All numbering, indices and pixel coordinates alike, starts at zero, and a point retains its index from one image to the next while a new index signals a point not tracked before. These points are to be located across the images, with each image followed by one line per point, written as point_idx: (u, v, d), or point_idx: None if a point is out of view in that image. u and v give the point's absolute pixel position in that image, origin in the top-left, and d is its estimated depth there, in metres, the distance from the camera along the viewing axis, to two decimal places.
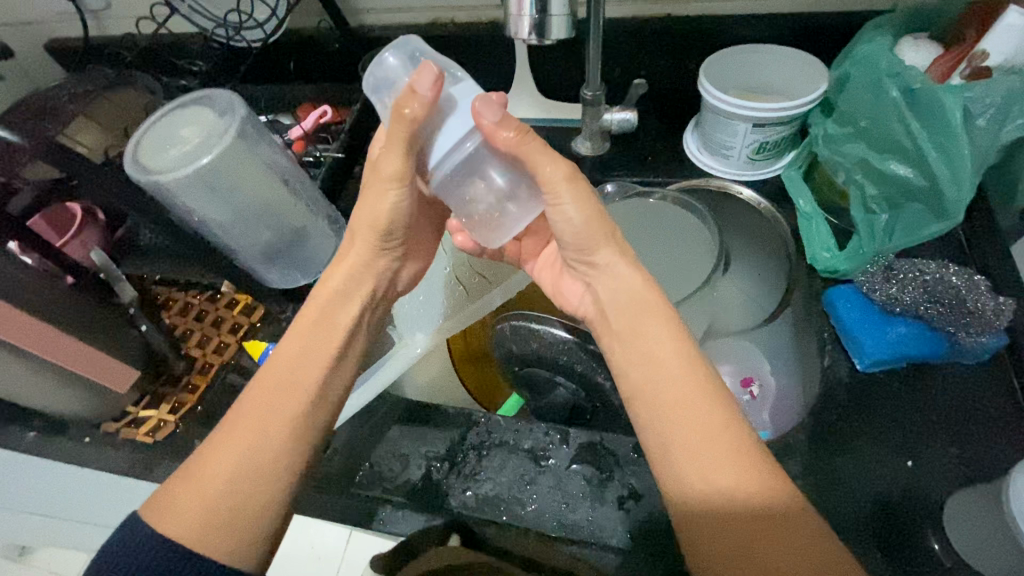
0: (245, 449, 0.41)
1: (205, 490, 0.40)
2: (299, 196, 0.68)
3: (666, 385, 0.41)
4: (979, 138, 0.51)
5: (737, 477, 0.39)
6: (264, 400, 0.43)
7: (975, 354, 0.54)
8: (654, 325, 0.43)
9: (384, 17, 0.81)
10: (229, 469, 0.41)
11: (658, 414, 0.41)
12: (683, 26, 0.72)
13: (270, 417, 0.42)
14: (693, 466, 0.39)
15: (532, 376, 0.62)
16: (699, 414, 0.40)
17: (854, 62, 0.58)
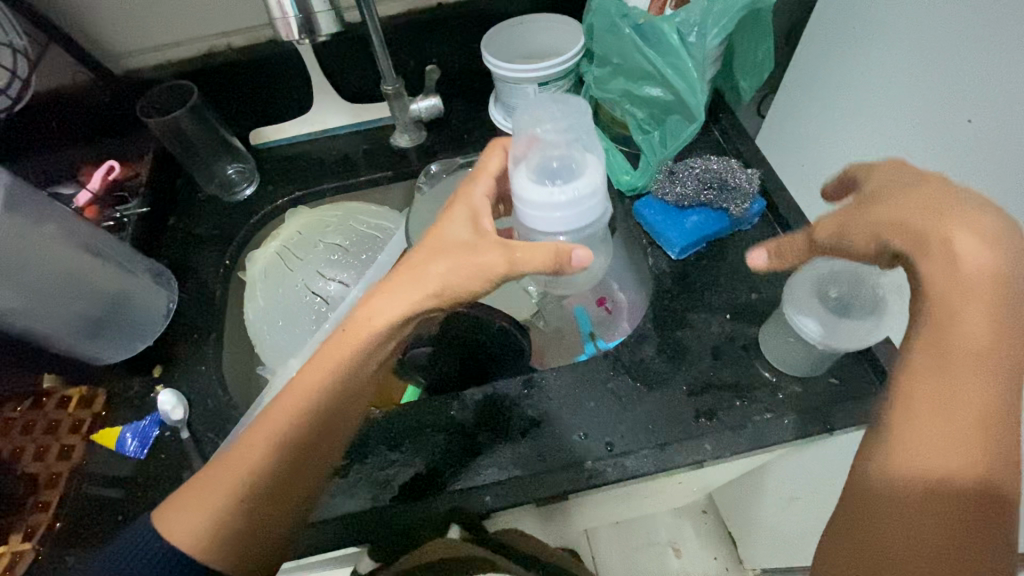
0: (260, 484, 0.44)
1: (215, 508, 0.44)
2: (108, 259, 0.63)
3: (956, 377, 0.37)
4: (696, 52, 0.63)
5: (966, 477, 0.36)
6: (275, 429, 0.44)
7: (746, 218, 0.68)
8: (964, 313, 0.37)
9: (152, 58, 0.76)
10: (230, 495, 0.44)
11: (924, 387, 0.38)
12: (452, 12, 0.78)
13: (284, 455, 0.44)
14: (926, 448, 0.37)
15: (417, 361, 0.67)
16: (966, 389, 0.37)
17: (592, 13, 0.68)
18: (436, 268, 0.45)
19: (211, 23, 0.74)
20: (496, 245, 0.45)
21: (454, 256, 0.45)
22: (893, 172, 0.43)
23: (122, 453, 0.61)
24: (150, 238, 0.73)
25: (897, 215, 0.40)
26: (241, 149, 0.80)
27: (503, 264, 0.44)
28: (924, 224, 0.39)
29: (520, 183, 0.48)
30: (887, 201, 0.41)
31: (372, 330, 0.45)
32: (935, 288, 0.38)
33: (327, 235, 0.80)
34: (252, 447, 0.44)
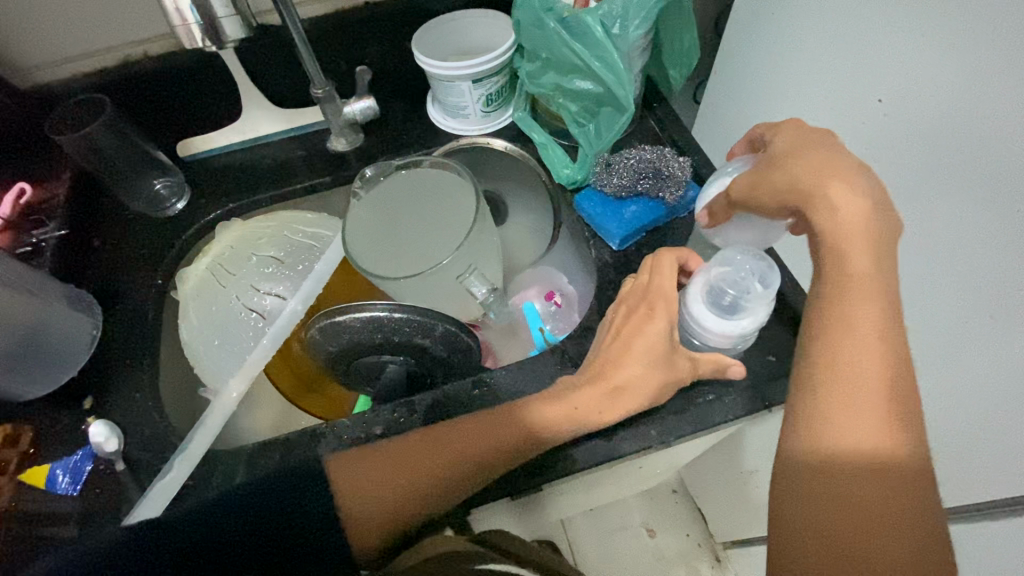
0: (429, 477, 0.53)
1: (391, 481, 0.53)
2: (20, 292, 0.59)
3: (857, 319, 0.44)
4: (621, 43, 0.63)
5: (877, 449, 0.41)
6: (466, 440, 0.54)
7: (683, 205, 0.69)
8: (849, 256, 0.45)
9: (60, 71, 0.72)
10: (399, 484, 0.53)
11: (831, 354, 0.44)
12: (379, 10, 0.77)
13: (462, 470, 0.53)
14: (844, 426, 0.42)
15: (365, 364, 0.64)
16: (872, 362, 0.43)
17: (517, 8, 0.67)
18: (626, 364, 0.53)
19: (121, 31, 0.70)
20: (688, 360, 0.54)
21: (643, 365, 0.53)
22: (795, 133, 0.50)
23: (54, 491, 0.58)
24: (72, 261, 0.69)
25: (792, 176, 0.47)
26: (167, 163, 0.76)
27: (687, 368, 0.54)
28: (809, 185, 0.46)
29: (694, 309, 0.54)
30: (790, 162, 0.48)
31: (568, 403, 0.53)
32: (823, 226, 0.46)
33: (260, 247, 0.78)
34: (445, 450, 0.54)
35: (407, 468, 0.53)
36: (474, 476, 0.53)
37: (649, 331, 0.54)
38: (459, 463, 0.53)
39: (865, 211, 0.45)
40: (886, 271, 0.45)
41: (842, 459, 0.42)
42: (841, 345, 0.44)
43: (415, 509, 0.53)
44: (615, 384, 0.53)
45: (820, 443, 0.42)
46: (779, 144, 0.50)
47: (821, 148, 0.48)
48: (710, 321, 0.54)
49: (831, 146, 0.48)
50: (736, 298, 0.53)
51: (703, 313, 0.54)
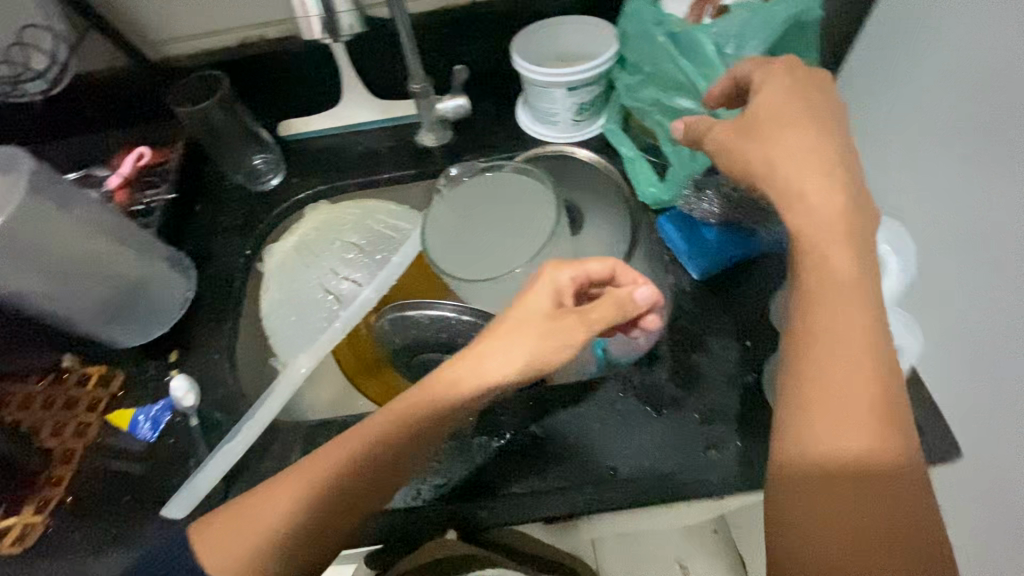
0: (315, 498, 0.44)
1: (262, 520, 0.44)
2: (127, 246, 0.63)
3: (828, 318, 0.38)
4: (733, 64, 0.60)
5: (869, 456, 0.35)
6: (350, 441, 0.45)
7: (776, 241, 0.65)
8: (832, 253, 0.39)
9: (187, 47, 0.77)
10: (289, 506, 0.44)
11: (804, 340, 0.38)
12: (485, 11, 0.77)
13: (353, 483, 0.44)
14: (833, 430, 0.36)
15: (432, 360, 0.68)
16: (847, 343, 0.37)
17: (628, 19, 0.65)
18: (499, 354, 0.44)
19: (246, 15, 0.75)
20: (577, 317, 0.45)
21: (526, 334, 0.45)
22: (784, 86, 0.44)
23: (135, 434, 0.62)
24: (175, 225, 0.74)
25: (767, 158, 0.42)
26: (268, 140, 0.80)
27: (582, 333, 0.45)
28: (788, 180, 0.41)
29: None
30: (762, 132, 0.43)
31: (474, 368, 0.45)
32: (799, 223, 0.40)
33: (342, 234, 0.81)
34: (330, 454, 0.45)
35: (300, 485, 0.44)
36: (374, 471, 0.45)
37: (540, 293, 0.46)
38: (363, 458, 0.44)
39: (825, 192, 0.39)
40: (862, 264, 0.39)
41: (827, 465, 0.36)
42: (816, 322, 0.38)
43: (314, 534, 0.44)
44: (507, 351, 0.44)
45: (803, 448, 0.37)
46: (721, 135, 0.46)
47: (811, 125, 0.42)
48: None
49: (818, 116, 0.42)
50: None
51: None
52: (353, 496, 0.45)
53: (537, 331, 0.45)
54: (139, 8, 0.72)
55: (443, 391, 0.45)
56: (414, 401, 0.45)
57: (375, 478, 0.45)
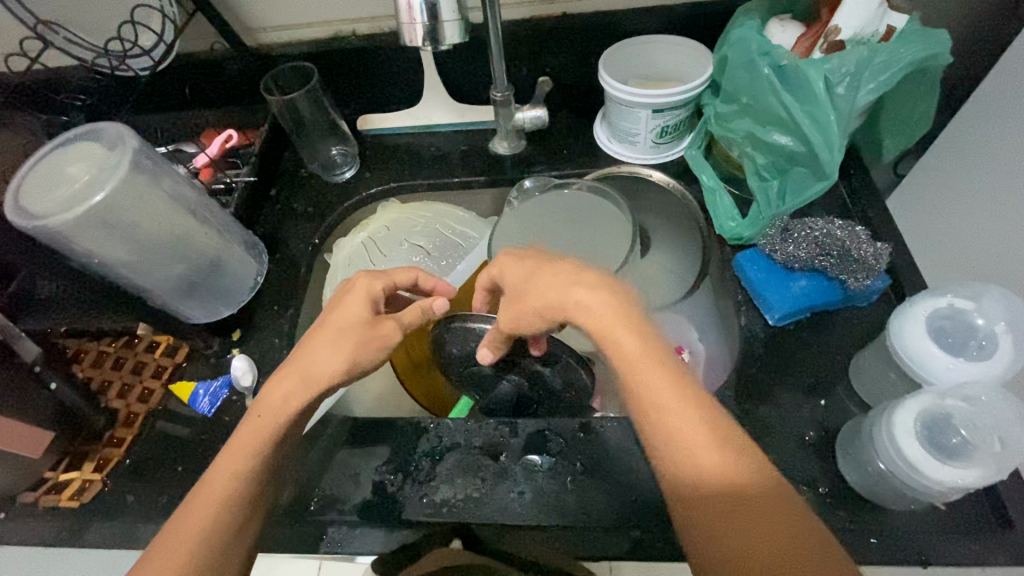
0: (219, 488, 0.43)
1: (180, 528, 0.42)
2: (209, 226, 0.66)
3: (648, 381, 0.42)
4: (842, 104, 0.56)
5: (723, 479, 0.37)
6: (243, 430, 0.46)
7: (865, 295, 0.60)
8: (621, 336, 0.44)
9: (282, 36, 0.79)
10: (213, 513, 0.42)
11: (646, 404, 0.41)
12: (576, 23, 0.75)
13: (255, 457, 0.44)
14: (683, 465, 0.39)
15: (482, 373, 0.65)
16: (670, 394, 0.41)
17: (730, 46, 0.62)
18: (339, 309, 0.51)
19: (342, 10, 0.76)
20: (394, 321, 0.51)
21: (344, 335, 0.49)
22: (515, 259, 0.52)
23: (195, 407, 0.64)
24: (250, 207, 0.76)
25: (542, 299, 0.47)
26: (347, 133, 0.81)
27: (397, 333, 0.51)
28: (561, 299, 0.47)
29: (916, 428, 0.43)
30: (536, 286, 0.49)
31: (309, 352, 0.49)
32: (590, 328, 0.45)
33: (413, 235, 0.78)
34: (234, 448, 0.45)
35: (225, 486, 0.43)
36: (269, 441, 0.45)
37: (342, 306, 0.51)
38: (268, 444, 0.45)
39: (601, 299, 0.45)
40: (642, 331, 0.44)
41: (708, 500, 0.37)
42: (649, 385, 0.41)
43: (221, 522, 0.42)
44: (363, 323, 0.50)
45: (674, 487, 0.39)
46: (510, 281, 0.52)
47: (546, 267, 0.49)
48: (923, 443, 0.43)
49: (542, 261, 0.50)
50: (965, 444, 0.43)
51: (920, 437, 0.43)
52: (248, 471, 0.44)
53: (366, 315, 0.51)
54: None
55: (291, 373, 0.48)
56: (285, 378, 0.48)
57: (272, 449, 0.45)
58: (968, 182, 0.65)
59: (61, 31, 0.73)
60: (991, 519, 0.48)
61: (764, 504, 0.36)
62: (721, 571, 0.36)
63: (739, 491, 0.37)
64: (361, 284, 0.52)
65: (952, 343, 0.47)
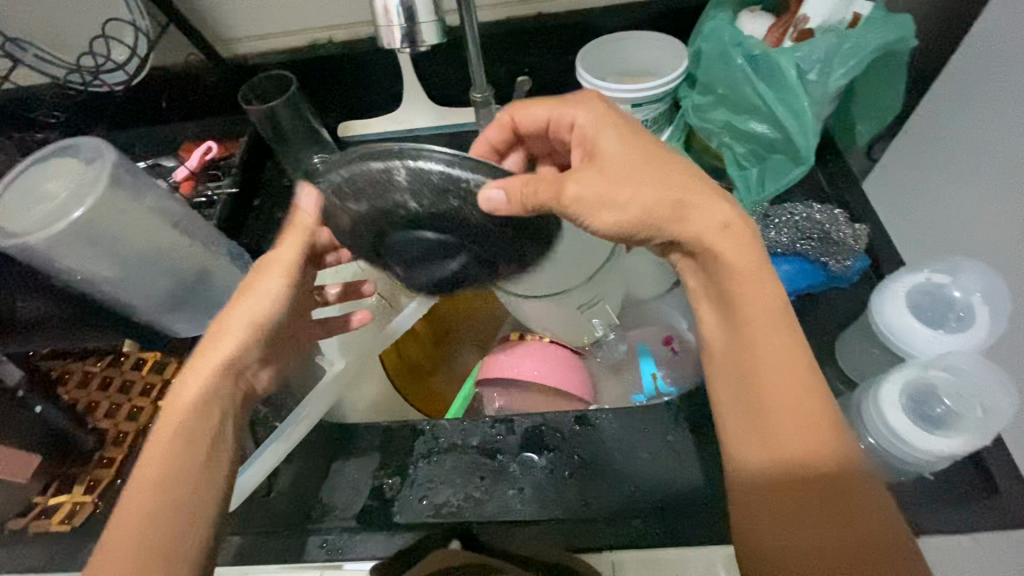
0: (157, 487, 0.43)
1: (126, 529, 0.41)
2: (194, 238, 0.65)
3: (756, 338, 0.41)
4: (814, 90, 0.58)
5: (811, 456, 0.38)
6: (164, 426, 0.46)
7: (846, 277, 0.61)
8: (755, 280, 0.42)
9: (258, 45, 0.79)
10: (150, 511, 0.42)
11: (746, 364, 0.41)
12: (552, 23, 0.76)
13: (181, 453, 0.44)
14: (778, 435, 0.39)
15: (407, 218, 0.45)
16: (774, 348, 0.40)
17: (703, 38, 0.63)
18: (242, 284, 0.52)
19: (318, 17, 0.76)
20: (269, 273, 0.50)
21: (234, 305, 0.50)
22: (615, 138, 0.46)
23: None
24: (235, 219, 0.75)
25: (661, 195, 0.43)
26: (328, 140, 0.81)
27: (275, 282, 0.50)
28: (668, 201, 0.43)
29: (902, 401, 0.44)
30: (640, 178, 0.43)
31: (213, 333, 0.50)
32: (714, 232, 0.42)
33: None
34: (153, 446, 0.45)
35: (154, 481, 0.43)
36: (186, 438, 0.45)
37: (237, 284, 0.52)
38: (181, 435, 0.45)
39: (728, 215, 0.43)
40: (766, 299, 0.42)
41: (784, 472, 0.39)
42: (756, 334, 0.41)
43: (166, 518, 0.42)
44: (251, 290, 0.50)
45: (753, 453, 0.40)
46: (604, 153, 0.46)
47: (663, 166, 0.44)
48: (910, 416, 0.44)
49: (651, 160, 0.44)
50: (945, 414, 0.44)
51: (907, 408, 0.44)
52: (179, 471, 0.43)
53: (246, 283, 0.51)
54: (218, 7, 0.75)
55: (207, 356, 0.48)
56: (197, 374, 0.48)
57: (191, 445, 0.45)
58: (936, 161, 0.68)
59: (32, 49, 0.73)
60: (981, 487, 0.50)
61: (842, 491, 0.38)
62: (780, 543, 0.38)
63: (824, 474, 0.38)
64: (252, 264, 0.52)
65: (932, 316, 0.48)
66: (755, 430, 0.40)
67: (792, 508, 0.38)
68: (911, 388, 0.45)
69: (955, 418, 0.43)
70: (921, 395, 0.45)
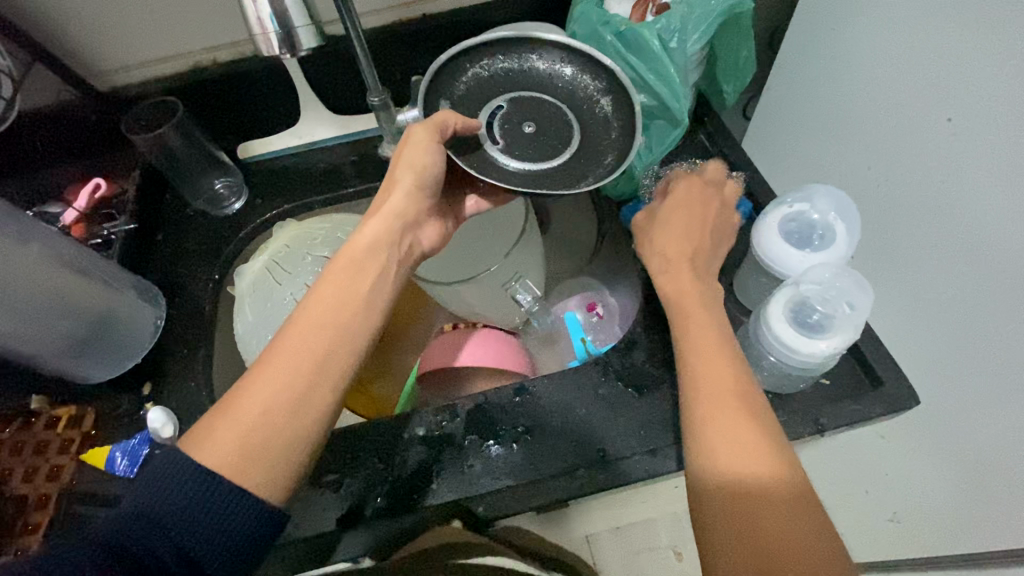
0: (305, 387, 0.42)
1: (279, 420, 0.41)
2: (93, 277, 0.62)
3: (701, 358, 0.47)
4: (678, 57, 0.64)
5: (750, 457, 0.41)
6: (319, 314, 0.45)
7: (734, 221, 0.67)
8: (693, 309, 0.51)
9: (136, 74, 0.76)
10: (259, 414, 0.40)
11: (689, 378, 0.47)
12: (437, 23, 0.79)
13: (347, 354, 0.44)
14: (716, 437, 0.43)
15: (541, 114, 0.62)
16: (719, 370, 0.46)
17: (575, 22, 0.68)
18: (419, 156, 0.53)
19: (197, 39, 0.74)
20: (417, 147, 0.53)
21: (407, 163, 0.53)
22: (687, 185, 0.60)
23: (112, 472, 0.59)
24: (138, 255, 0.73)
25: (677, 220, 0.57)
26: (229, 164, 0.79)
27: (406, 176, 0.53)
28: (680, 226, 0.57)
29: (783, 317, 0.50)
30: (664, 221, 0.57)
31: (373, 221, 0.51)
32: (676, 262, 0.54)
33: (314, 247, 0.79)
34: (310, 335, 0.44)
35: (314, 364, 0.43)
36: (337, 343, 0.44)
37: (409, 146, 0.53)
38: (342, 337, 0.45)
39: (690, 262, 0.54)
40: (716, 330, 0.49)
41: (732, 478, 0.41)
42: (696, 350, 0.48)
43: (281, 431, 0.40)
44: (427, 157, 0.53)
45: (701, 456, 0.43)
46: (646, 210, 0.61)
47: (693, 261, 0.54)
48: (794, 327, 0.50)
49: (715, 230, 0.57)
50: (820, 322, 0.50)
51: (790, 321, 0.50)
52: (333, 373, 0.43)
53: (424, 155, 0.53)
54: (85, 38, 0.71)
55: (358, 257, 0.49)
56: (353, 272, 0.48)
57: (348, 348, 0.45)
58: (794, 111, 0.76)
59: None
60: (869, 383, 0.57)
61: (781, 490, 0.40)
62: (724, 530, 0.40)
63: (762, 472, 0.41)
64: (408, 141, 0.53)
65: (800, 240, 0.55)
66: (702, 439, 0.44)
67: (734, 502, 0.40)
68: (791, 303, 0.51)
69: (829, 322, 0.50)
70: (800, 308, 0.51)
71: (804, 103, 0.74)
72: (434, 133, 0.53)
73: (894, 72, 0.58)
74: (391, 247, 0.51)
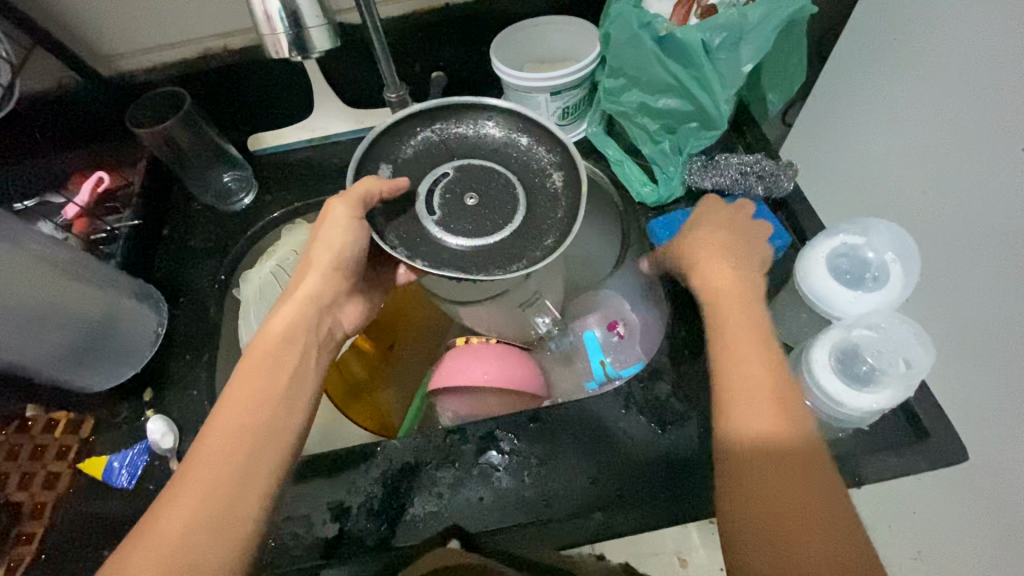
0: (228, 493, 0.40)
1: (204, 531, 0.39)
2: (89, 282, 0.59)
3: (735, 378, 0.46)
4: (722, 66, 0.59)
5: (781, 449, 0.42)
6: (243, 409, 0.43)
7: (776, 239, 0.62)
8: (729, 331, 0.50)
9: (142, 60, 0.71)
10: (180, 531, 0.38)
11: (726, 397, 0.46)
12: (461, 13, 0.73)
13: (274, 450, 0.43)
14: (749, 433, 0.43)
15: (486, 188, 0.58)
16: (757, 385, 0.45)
17: (611, 22, 0.62)
18: (336, 235, 0.52)
19: (206, 25, 0.69)
20: (331, 227, 0.52)
21: (321, 246, 0.52)
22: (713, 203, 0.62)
23: (111, 483, 0.58)
24: (141, 252, 0.70)
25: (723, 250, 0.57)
26: (237, 157, 0.76)
27: (325, 256, 0.52)
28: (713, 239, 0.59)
29: (834, 367, 0.46)
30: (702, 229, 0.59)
31: (289, 308, 0.51)
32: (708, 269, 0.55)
33: None
34: (234, 435, 0.42)
35: (236, 468, 0.41)
36: (263, 439, 0.43)
37: (326, 227, 0.52)
38: (267, 433, 0.43)
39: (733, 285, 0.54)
40: (761, 340, 0.49)
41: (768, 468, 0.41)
42: (736, 371, 0.47)
43: (206, 545, 0.38)
44: (343, 237, 0.52)
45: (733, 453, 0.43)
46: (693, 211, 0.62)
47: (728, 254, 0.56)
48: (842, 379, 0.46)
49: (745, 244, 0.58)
50: (871, 373, 0.47)
51: (839, 372, 0.46)
52: (260, 471, 0.42)
53: (339, 235, 0.52)
54: (88, 21, 0.67)
55: (275, 346, 0.48)
56: (272, 362, 0.47)
57: (275, 442, 0.43)
58: (843, 123, 0.70)
59: None
60: (912, 433, 0.53)
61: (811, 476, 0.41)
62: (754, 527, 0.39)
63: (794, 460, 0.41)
64: (320, 225, 0.52)
65: (853, 279, 0.50)
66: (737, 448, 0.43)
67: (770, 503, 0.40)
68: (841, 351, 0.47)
69: (879, 377, 0.46)
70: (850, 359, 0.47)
71: (856, 115, 0.68)
72: (353, 209, 0.51)
73: (962, 94, 0.53)
74: (309, 333, 0.51)
